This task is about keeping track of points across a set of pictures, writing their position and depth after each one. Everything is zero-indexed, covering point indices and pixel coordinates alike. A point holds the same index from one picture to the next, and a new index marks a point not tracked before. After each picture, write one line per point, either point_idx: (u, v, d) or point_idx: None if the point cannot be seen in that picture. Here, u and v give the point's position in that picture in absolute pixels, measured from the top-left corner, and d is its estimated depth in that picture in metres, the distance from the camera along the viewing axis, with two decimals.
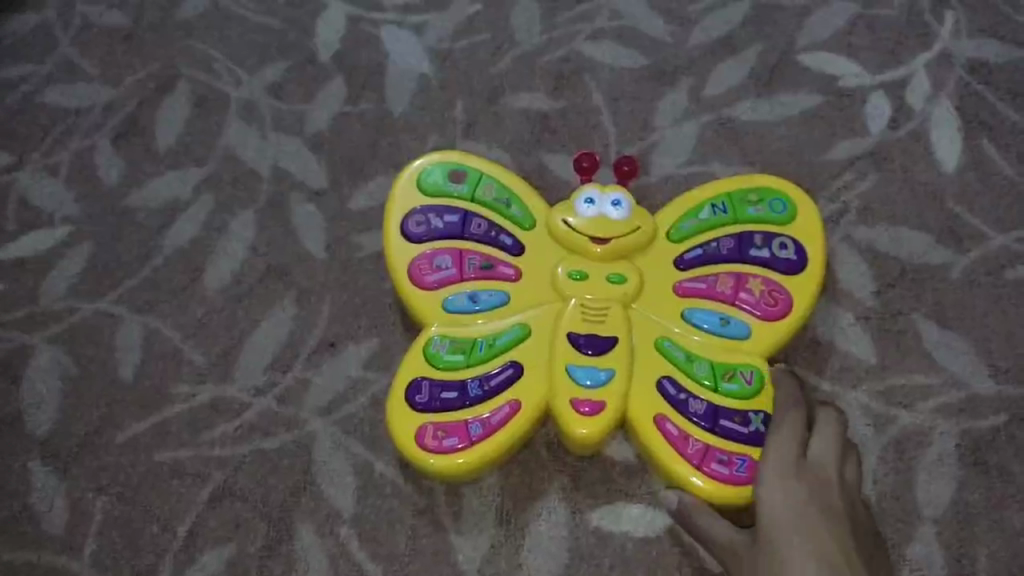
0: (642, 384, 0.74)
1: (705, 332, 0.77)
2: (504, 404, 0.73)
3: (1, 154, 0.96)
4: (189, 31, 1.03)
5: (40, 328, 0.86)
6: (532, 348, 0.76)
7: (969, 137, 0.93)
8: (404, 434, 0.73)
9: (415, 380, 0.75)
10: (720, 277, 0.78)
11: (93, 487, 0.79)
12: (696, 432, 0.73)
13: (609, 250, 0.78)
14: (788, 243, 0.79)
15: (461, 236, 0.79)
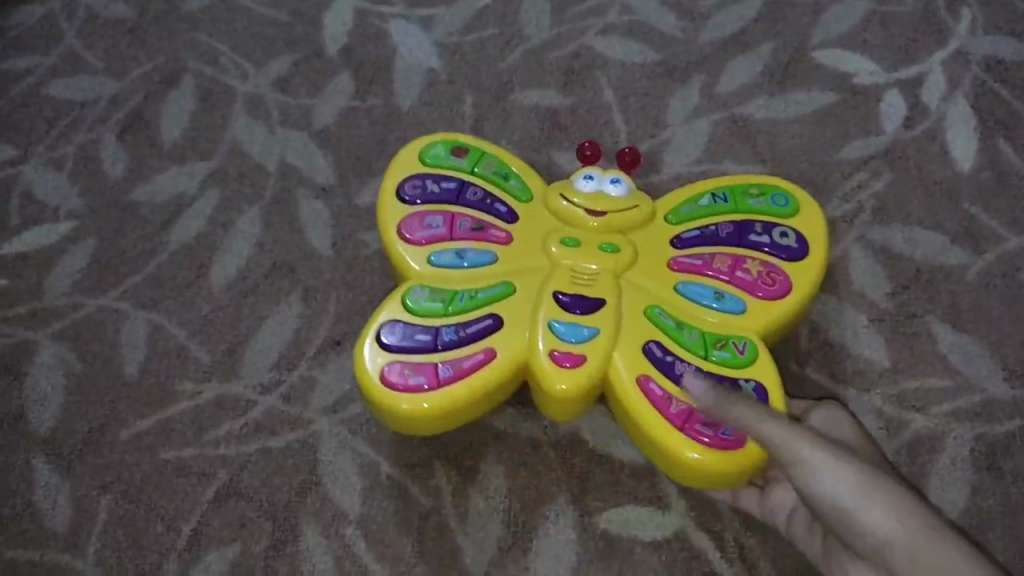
0: (626, 344, 0.72)
1: (696, 305, 0.74)
2: (480, 351, 0.71)
3: (4, 148, 0.95)
4: (195, 24, 1.02)
5: (44, 323, 0.85)
6: (514, 306, 0.73)
7: (985, 136, 0.92)
8: (371, 370, 0.70)
9: (389, 322, 0.72)
10: (716, 257, 0.76)
11: (97, 485, 0.78)
12: (680, 392, 0.69)
13: (604, 223, 0.78)
14: (791, 232, 0.78)
15: (455, 201, 0.78)
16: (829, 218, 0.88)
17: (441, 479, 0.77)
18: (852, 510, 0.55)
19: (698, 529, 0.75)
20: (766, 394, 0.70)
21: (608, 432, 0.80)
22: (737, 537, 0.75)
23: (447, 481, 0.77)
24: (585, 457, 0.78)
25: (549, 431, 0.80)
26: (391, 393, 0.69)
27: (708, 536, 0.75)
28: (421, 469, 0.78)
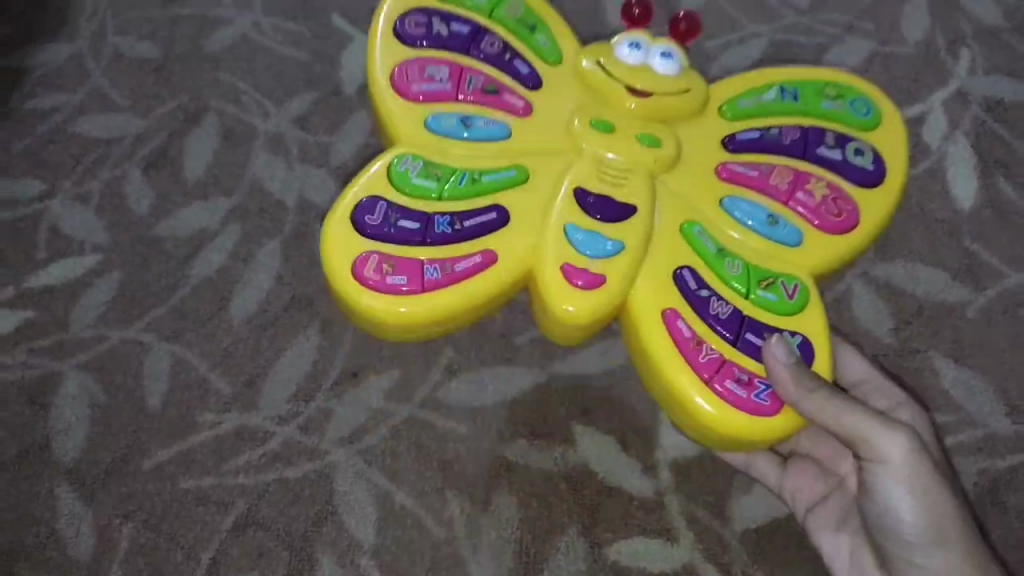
0: (653, 267, 0.76)
1: (749, 228, 0.79)
2: (476, 254, 0.75)
3: (32, 183, 0.98)
4: (218, 63, 1.05)
5: (70, 354, 0.87)
6: (517, 199, 0.78)
7: (985, 175, 0.95)
8: (348, 259, 0.74)
9: (375, 199, 0.76)
10: (777, 170, 0.81)
11: (119, 514, 0.80)
12: (712, 339, 0.73)
13: (647, 104, 0.83)
14: (866, 154, 0.83)
15: (466, 48, 0.83)
16: None
17: (455, 509, 0.79)
18: (933, 544, 0.66)
19: (706, 561, 0.78)
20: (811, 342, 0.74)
21: (616, 463, 0.81)
22: (744, 569, 0.78)
23: (460, 511, 0.79)
24: (594, 489, 0.80)
25: (560, 463, 0.81)
26: (368, 288, 0.73)
27: (715, 567, 0.78)
28: (435, 499, 0.80)
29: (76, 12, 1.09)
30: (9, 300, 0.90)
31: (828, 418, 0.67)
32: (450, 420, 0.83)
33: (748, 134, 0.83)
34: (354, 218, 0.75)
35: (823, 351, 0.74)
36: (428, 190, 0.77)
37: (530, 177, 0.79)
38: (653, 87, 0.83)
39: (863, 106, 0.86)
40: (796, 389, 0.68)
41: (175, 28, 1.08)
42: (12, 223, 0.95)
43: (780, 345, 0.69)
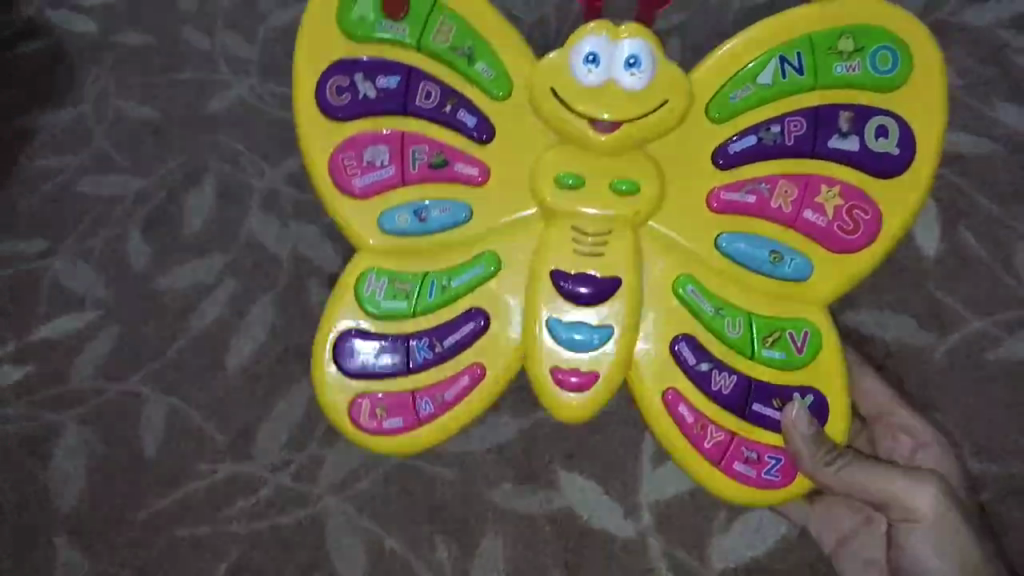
0: (650, 348, 0.78)
1: (751, 270, 0.77)
2: (461, 376, 0.78)
3: (36, 241, 1.02)
4: (215, 126, 1.08)
5: (69, 407, 0.91)
6: (496, 291, 0.79)
7: (949, 226, 0.97)
8: (342, 408, 0.79)
9: (347, 336, 0.79)
10: (779, 187, 0.77)
11: (114, 563, 0.85)
12: (717, 419, 0.77)
13: (620, 138, 0.75)
14: (875, 133, 0.77)
15: (400, 111, 0.78)
16: None
17: (443, 553, 0.83)
18: None
19: None
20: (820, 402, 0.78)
21: (599, 506, 0.84)
22: None
23: (448, 555, 0.83)
24: (578, 532, 0.83)
25: (546, 506, 0.84)
26: (373, 436, 0.79)
27: None
28: (424, 544, 0.83)
29: (83, 78, 1.13)
30: (12, 354, 0.94)
31: (852, 485, 0.73)
32: (438, 466, 0.86)
33: (743, 143, 0.76)
34: (336, 361, 0.79)
35: (836, 396, 0.78)
36: (401, 311, 0.79)
37: (503, 263, 0.79)
38: (618, 116, 0.74)
39: (888, 55, 0.76)
40: (814, 460, 0.73)
41: (176, 92, 1.11)
42: (17, 279, 0.99)
43: (801, 416, 0.74)
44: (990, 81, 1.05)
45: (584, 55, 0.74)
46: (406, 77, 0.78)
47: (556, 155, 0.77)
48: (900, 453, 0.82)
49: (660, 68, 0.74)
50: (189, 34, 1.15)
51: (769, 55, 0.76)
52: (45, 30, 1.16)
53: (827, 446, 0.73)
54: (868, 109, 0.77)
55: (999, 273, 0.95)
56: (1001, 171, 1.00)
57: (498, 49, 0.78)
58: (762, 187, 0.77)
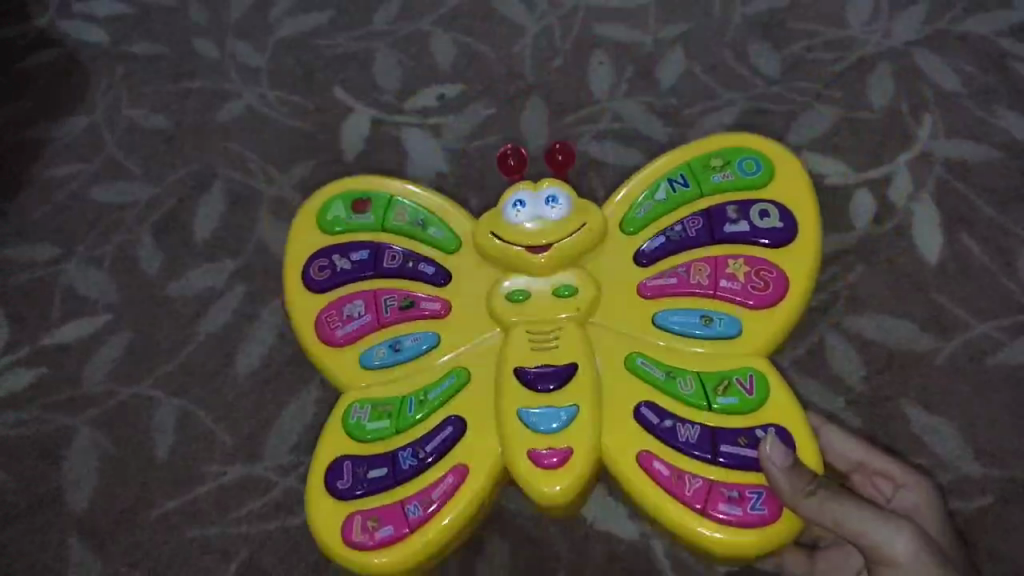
0: (617, 429, 0.74)
1: (683, 337, 0.78)
2: (446, 473, 0.74)
3: (49, 248, 1.03)
4: (226, 134, 1.11)
5: (84, 409, 0.92)
6: (469, 398, 0.77)
7: (950, 232, 0.99)
8: (336, 531, 0.74)
9: (338, 464, 0.76)
10: (694, 267, 0.80)
11: (127, 563, 0.85)
12: (690, 468, 0.72)
13: (554, 256, 0.80)
14: (766, 212, 0.82)
15: (372, 273, 0.83)
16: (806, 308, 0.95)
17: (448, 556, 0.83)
18: None
19: None
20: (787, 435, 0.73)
21: (605, 507, 0.84)
22: None
23: (454, 558, 0.83)
24: (584, 533, 0.83)
25: None
26: (368, 552, 0.72)
27: None
28: None
29: (95, 87, 1.16)
30: (25, 357, 0.96)
31: (828, 520, 0.65)
32: None
33: (654, 242, 0.81)
34: (326, 484, 0.76)
35: (800, 433, 0.74)
36: (385, 430, 0.77)
37: (471, 374, 0.78)
38: (547, 238, 0.80)
39: (752, 164, 0.84)
40: (792, 493, 0.66)
41: (186, 100, 1.15)
42: (30, 285, 1.01)
43: (775, 449, 0.66)
44: (993, 89, 1.08)
45: (512, 201, 0.82)
46: (373, 250, 0.84)
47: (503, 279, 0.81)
48: (886, 498, 0.81)
49: (576, 203, 0.82)
50: (199, 45, 1.19)
51: (659, 180, 0.85)
52: (57, 40, 1.20)
53: (809, 476, 0.66)
54: (750, 201, 0.82)
55: (999, 278, 0.95)
56: (999, 177, 1.02)
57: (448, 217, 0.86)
58: (680, 270, 0.80)
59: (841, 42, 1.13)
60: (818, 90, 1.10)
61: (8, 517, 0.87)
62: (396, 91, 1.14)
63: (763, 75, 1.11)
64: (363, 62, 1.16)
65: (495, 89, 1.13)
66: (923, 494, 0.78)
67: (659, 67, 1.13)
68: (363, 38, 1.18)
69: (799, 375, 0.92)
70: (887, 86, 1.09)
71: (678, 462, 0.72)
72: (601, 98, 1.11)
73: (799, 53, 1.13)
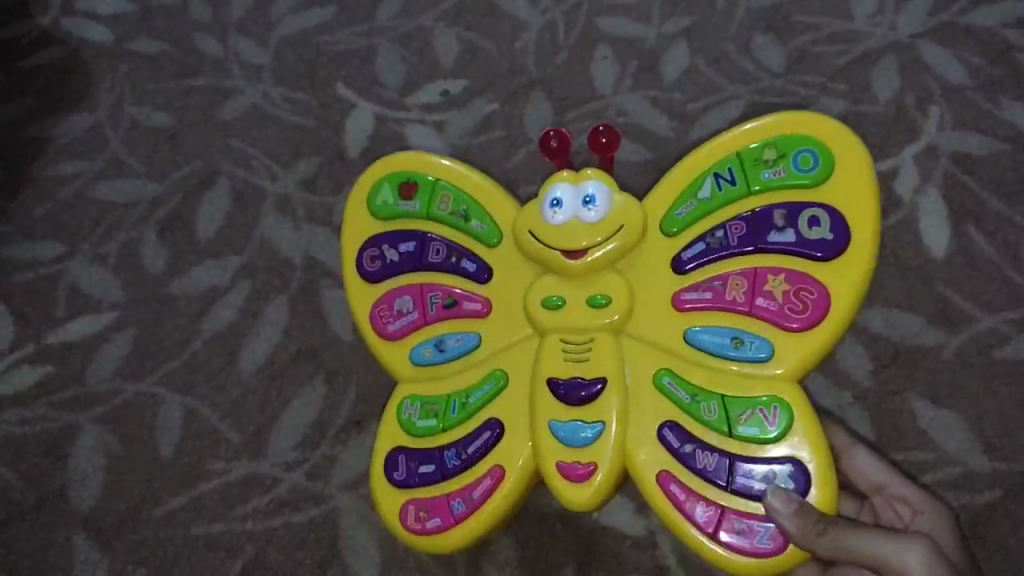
0: (645, 445, 0.73)
1: (715, 357, 0.73)
2: (486, 476, 0.75)
3: (53, 246, 1.04)
4: (229, 131, 1.11)
5: (88, 407, 0.92)
6: (509, 402, 0.77)
7: (956, 225, 0.98)
8: (393, 517, 0.78)
9: (393, 455, 0.79)
10: (730, 281, 0.74)
11: (132, 560, 0.85)
12: (705, 493, 0.71)
13: (592, 264, 0.75)
14: (818, 222, 0.73)
15: (415, 267, 0.81)
16: None
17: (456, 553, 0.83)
18: None
19: None
20: (803, 476, 0.70)
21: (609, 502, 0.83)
22: None
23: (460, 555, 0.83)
24: (587, 528, 0.82)
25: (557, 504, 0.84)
26: (422, 538, 0.76)
27: None
28: None
29: (96, 85, 1.16)
30: (30, 356, 0.96)
31: (848, 553, 0.65)
32: None
33: (692, 249, 0.75)
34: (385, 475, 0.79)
35: (819, 460, 0.70)
36: (433, 428, 0.78)
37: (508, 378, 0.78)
38: (585, 246, 0.75)
39: (809, 157, 0.74)
40: (806, 534, 0.66)
41: (188, 98, 1.14)
42: (34, 284, 1.01)
43: (777, 496, 0.67)
44: (998, 81, 1.07)
45: (549, 199, 0.77)
46: (420, 241, 0.81)
47: (541, 285, 0.77)
48: (904, 525, 0.79)
49: (622, 200, 0.76)
50: (201, 41, 1.19)
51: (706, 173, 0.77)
52: (59, 38, 1.20)
53: (814, 517, 0.67)
54: (803, 204, 0.74)
55: (1007, 271, 0.95)
56: (1007, 169, 1.01)
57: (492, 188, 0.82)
58: (715, 283, 0.74)
59: (844, 34, 1.13)
60: (824, 83, 1.09)
61: (10, 516, 0.88)
62: (399, 87, 1.13)
63: (768, 68, 1.11)
64: (365, 58, 1.16)
65: (498, 84, 1.12)
66: (941, 523, 0.76)
67: (663, 60, 1.13)
68: (364, 33, 1.18)
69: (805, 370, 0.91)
70: (892, 80, 1.09)
71: (693, 483, 0.71)
72: (606, 93, 1.11)
73: (803, 47, 1.12)
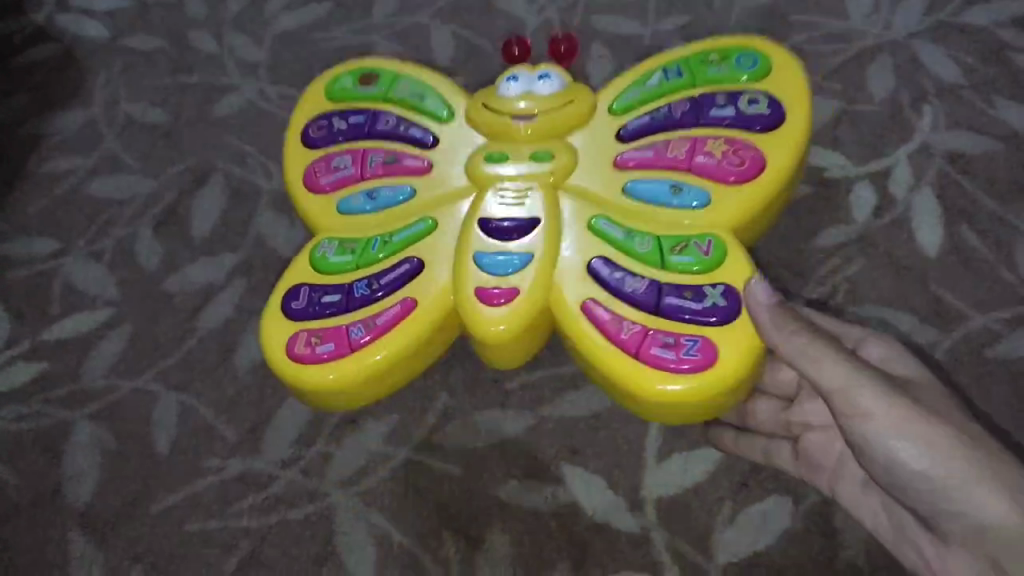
0: (572, 288, 0.78)
1: (652, 206, 0.82)
2: (396, 303, 0.79)
3: (48, 242, 1.03)
4: (225, 128, 1.11)
5: (85, 403, 0.92)
6: (432, 244, 0.82)
7: (950, 225, 0.99)
8: (279, 344, 0.80)
9: (295, 287, 0.82)
10: (671, 144, 0.83)
11: (128, 557, 0.84)
12: (630, 317, 0.76)
13: (537, 127, 0.86)
14: (757, 93, 0.85)
15: (366, 135, 0.89)
16: (806, 301, 0.95)
17: (451, 549, 0.82)
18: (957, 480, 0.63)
19: None
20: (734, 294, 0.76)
21: (604, 502, 0.84)
22: None
23: (455, 551, 0.82)
24: (582, 526, 0.83)
25: (550, 500, 0.84)
26: (310, 368, 0.78)
27: None
28: (431, 539, 0.83)
29: (92, 82, 1.16)
30: (24, 353, 0.96)
31: (804, 356, 0.68)
32: (446, 464, 0.87)
33: (637, 121, 0.86)
34: (281, 307, 0.82)
35: (744, 297, 0.76)
36: (345, 264, 0.82)
37: (439, 224, 0.83)
38: (534, 106, 0.86)
39: (750, 57, 0.88)
40: (775, 331, 0.70)
41: (184, 95, 1.14)
42: (29, 280, 1.01)
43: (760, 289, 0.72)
44: (993, 80, 1.08)
45: (510, 75, 0.88)
46: (371, 115, 0.90)
47: (483, 143, 0.87)
48: None
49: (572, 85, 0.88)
50: (198, 39, 1.19)
51: (654, 73, 0.89)
52: (55, 36, 1.21)
53: (791, 316, 0.70)
54: (741, 91, 0.86)
55: (1000, 270, 0.95)
56: (1002, 168, 1.02)
57: (449, 97, 0.91)
58: (655, 146, 0.84)
59: (838, 35, 1.14)
60: (818, 82, 1.10)
61: (8, 513, 0.87)
62: None
63: None
64: (361, 55, 1.16)
65: (493, 82, 1.12)
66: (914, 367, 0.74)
67: None
68: (361, 31, 1.19)
69: None
70: (887, 79, 1.09)
71: (620, 312, 0.76)
72: (602, 91, 1.11)
73: (798, 46, 1.13)
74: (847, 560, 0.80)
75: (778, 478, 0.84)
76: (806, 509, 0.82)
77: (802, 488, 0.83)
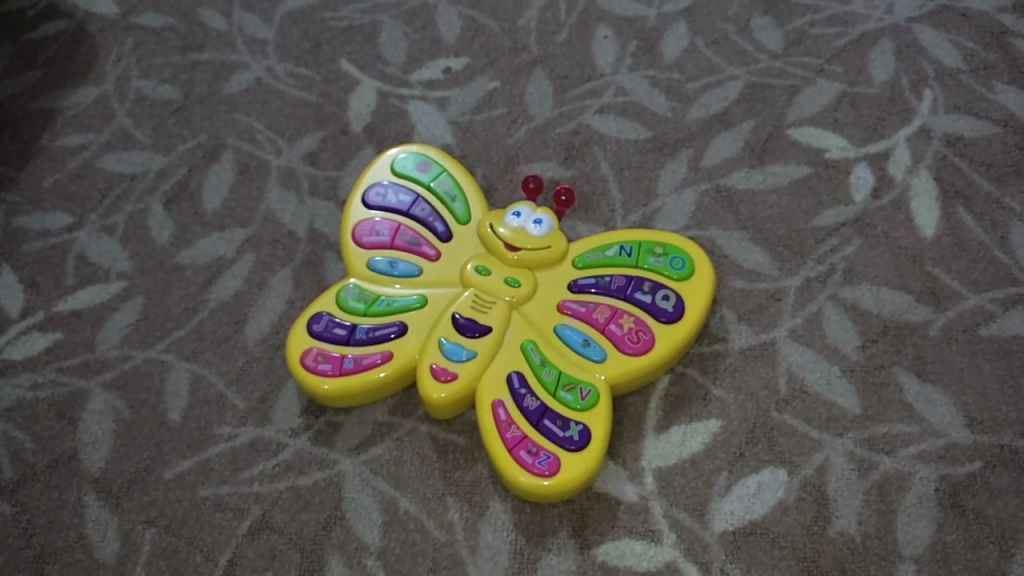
0: (494, 376, 0.85)
1: (565, 347, 0.87)
2: (379, 353, 0.87)
3: (62, 215, 1.05)
4: (235, 105, 1.13)
5: (101, 372, 0.95)
6: (420, 317, 0.89)
7: (947, 206, 1.01)
8: (297, 352, 0.88)
9: (318, 313, 0.89)
10: (597, 307, 0.89)
11: (142, 520, 0.87)
12: (519, 421, 0.83)
13: (519, 258, 0.91)
14: (671, 297, 0.89)
15: (405, 213, 0.95)
16: (805, 279, 0.96)
17: (454, 515, 0.85)
18: None
19: (689, 560, 0.82)
20: (589, 438, 0.82)
21: (605, 472, 0.86)
22: (724, 567, 0.81)
23: (459, 517, 0.85)
24: (583, 495, 0.85)
25: None
26: (313, 377, 0.86)
27: (697, 566, 0.81)
28: (436, 505, 0.85)
29: (103, 58, 1.18)
30: (39, 323, 0.98)
31: None
32: (450, 433, 0.89)
33: (586, 280, 0.91)
34: (306, 327, 0.89)
35: (599, 443, 0.82)
36: (357, 309, 0.89)
37: (430, 298, 0.90)
38: (515, 242, 0.91)
39: (683, 265, 0.91)
40: None
41: (194, 72, 1.16)
42: (43, 252, 1.03)
43: None
44: (992, 65, 1.11)
45: (514, 209, 0.94)
46: (412, 199, 0.96)
47: (470, 254, 0.93)
48: (871, 375, 0.90)
49: (557, 230, 0.93)
50: (208, 17, 1.21)
51: (610, 243, 0.93)
52: (66, 12, 1.22)
53: None
54: (666, 291, 0.90)
55: (995, 253, 0.97)
56: (998, 152, 1.04)
57: (476, 206, 0.97)
58: (584, 306, 0.89)
59: (842, 17, 1.15)
60: (821, 65, 1.11)
61: (26, 477, 0.89)
62: (402, 63, 1.15)
63: (766, 49, 1.13)
64: (370, 34, 1.18)
65: (500, 62, 1.14)
66: None
67: (663, 40, 1.15)
68: (370, 10, 1.20)
69: (795, 344, 0.92)
70: (888, 62, 1.11)
71: (515, 418, 0.83)
72: (607, 72, 1.12)
73: (801, 29, 1.14)
74: (839, 529, 0.83)
75: (774, 450, 0.87)
76: (800, 481, 0.85)
77: (796, 460, 0.86)
